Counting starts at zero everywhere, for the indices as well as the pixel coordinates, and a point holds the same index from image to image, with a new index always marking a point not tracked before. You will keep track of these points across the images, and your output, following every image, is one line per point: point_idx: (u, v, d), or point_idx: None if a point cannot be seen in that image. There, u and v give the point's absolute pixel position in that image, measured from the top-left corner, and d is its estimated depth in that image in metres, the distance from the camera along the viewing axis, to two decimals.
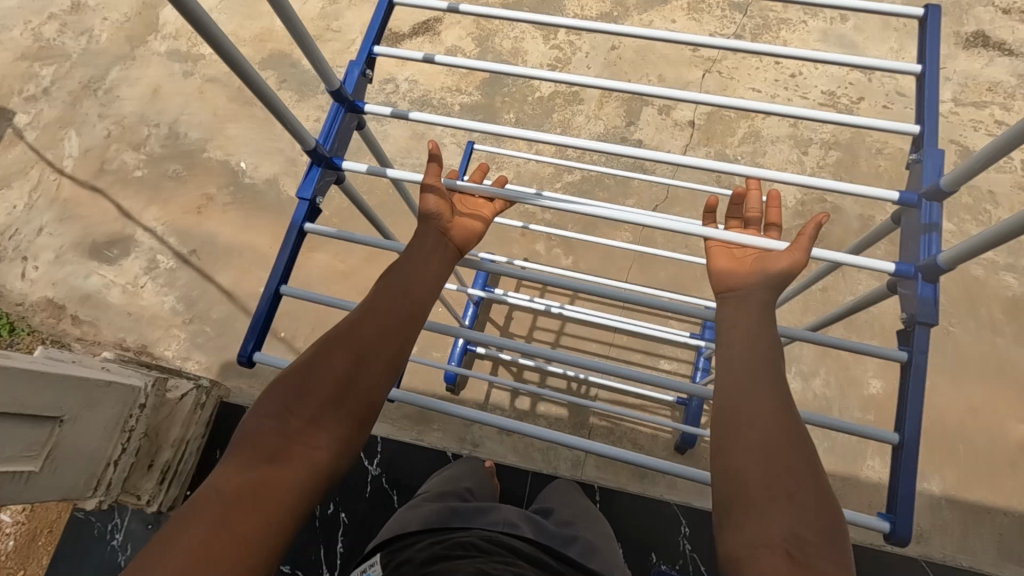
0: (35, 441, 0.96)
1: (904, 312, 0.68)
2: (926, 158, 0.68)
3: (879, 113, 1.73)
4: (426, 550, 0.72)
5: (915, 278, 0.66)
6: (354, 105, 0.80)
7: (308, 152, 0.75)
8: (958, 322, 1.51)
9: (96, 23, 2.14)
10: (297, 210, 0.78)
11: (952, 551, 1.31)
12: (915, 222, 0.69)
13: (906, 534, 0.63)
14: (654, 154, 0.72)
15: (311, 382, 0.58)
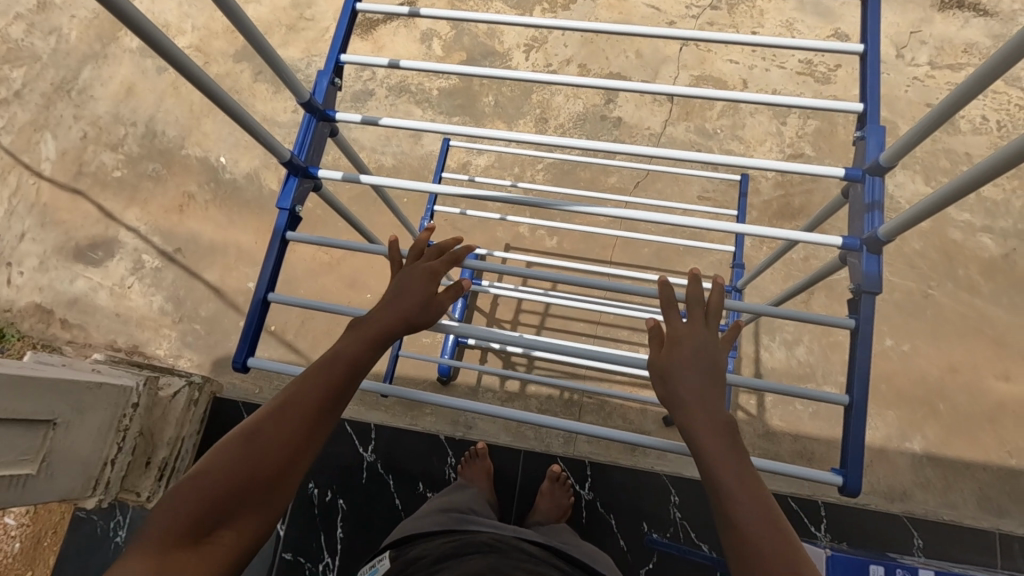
0: (30, 446, 0.97)
1: (852, 282, 0.72)
2: (869, 135, 0.71)
3: (856, 80, 1.73)
4: (439, 549, 0.81)
5: (860, 251, 0.70)
6: (326, 114, 0.80)
7: (283, 163, 0.76)
8: (937, 284, 1.53)
9: (64, 22, 2.10)
10: (279, 221, 0.79)
11: (934, 506, 1.36)
12: (859, 199, 0.72)
13: (856, 487, 0.66)
14: (613, 146, 0.79)
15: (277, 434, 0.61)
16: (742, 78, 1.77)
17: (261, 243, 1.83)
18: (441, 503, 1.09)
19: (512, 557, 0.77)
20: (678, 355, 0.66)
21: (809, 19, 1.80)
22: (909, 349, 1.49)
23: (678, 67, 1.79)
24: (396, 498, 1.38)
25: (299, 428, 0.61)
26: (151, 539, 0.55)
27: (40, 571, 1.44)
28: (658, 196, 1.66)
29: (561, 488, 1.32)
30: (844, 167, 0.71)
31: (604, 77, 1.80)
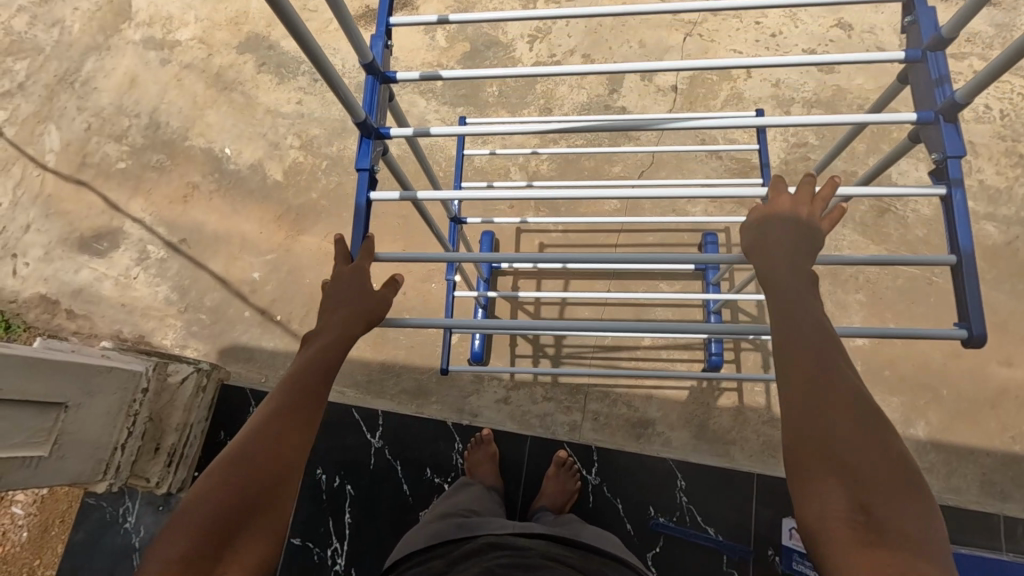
0: (40, 427, 1.00)
1: (932, 153, 0.72)
2: (921, 17, 0.73)
3: (859, 69, 1.73)
4: (438, 564, 0.81)
5: (936, 123, 0.70)
6: (387, 76, 0.80)
7: (358, 125, 0.76)
8: (940, 271, 1.54)
9: (67, 13, 2.10)
10: (360, 182, 0.78)
11: (937, 491, 1.37)
12: (924, 78, 0.73)
13: (981, 334, 0.70)
14: (648, 65, 0.77)
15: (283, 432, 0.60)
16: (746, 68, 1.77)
17: (264, 233, 1.82)
18: (442, 508, 1.08)
19: (518, 556, 0.78)
20: (772, 244, 0.65)
21: (812, 9, 1.80)
22: (913, 336, 1.50)
23: (682, 57, 1.79)
24: (404, 484, 1.38)
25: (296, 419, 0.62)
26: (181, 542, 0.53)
27: (47, 560, 1.44)
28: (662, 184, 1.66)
29: (567, 473, 1.33)
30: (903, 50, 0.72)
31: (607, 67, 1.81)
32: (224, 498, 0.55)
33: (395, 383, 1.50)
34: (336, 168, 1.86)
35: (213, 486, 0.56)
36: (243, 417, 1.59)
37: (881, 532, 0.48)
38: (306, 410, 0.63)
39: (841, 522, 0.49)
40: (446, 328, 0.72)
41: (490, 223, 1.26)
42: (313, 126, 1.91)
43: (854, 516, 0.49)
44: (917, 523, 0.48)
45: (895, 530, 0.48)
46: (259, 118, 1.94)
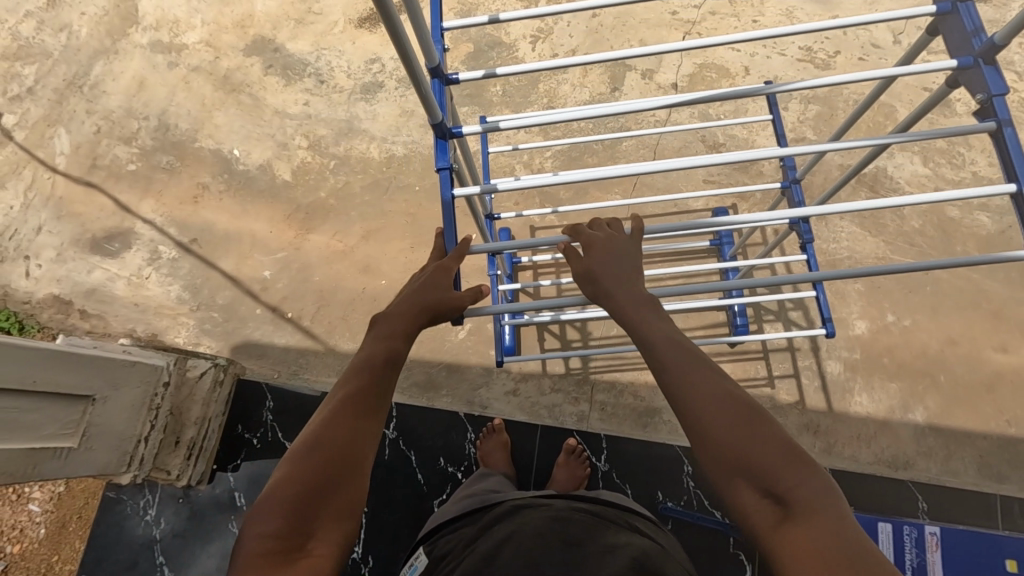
0: (70, 420, 1.04)
1: (976, 95, 0.76)
2: None
3: (855, 66, 1.77)
4: (469, 531, 0.85)
5: (977, 66, 0.75)
6: (450, 78, 0.83)
7: (434, 127, 0.80)
8: (936, 261, 1.58)
9: (74, 18, 2.13)
10: (444, 181, 0.82)
11: (936, 474, 1.41)
12: (958, 28, 0.78)
13: None
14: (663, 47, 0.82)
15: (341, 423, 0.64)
16: (744, 66, 1.81)
17: (275, 232, 1.85)
18: (464, 492, 1.14)
19: (543, 512, 0.82)
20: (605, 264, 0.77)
21: (808, 7, 1.84)
22: (910, 324, 1.54)
23: (681, 55, 1.83)
24: (418, 473, 1.42)
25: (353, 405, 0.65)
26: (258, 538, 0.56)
27: (66, 555, 1.47)
28: (663, 181, 1.71)
29: (577, 460, 1.37)
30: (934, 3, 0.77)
31: (609, 66, 1.85)
32: (295, 488, 0.58)
33: (406, 377, 1.54)
34: (343, 168, 1.90)
35: (286, 477, 0.60)
36: (259, 411, 1.63)
37: (790, 508, 0.54)
38: (370, 400, 0.66)
39: (750, 509, 0.56)
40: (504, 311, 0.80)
41: (522, 215, 1.29)
42: (321, 127, 1.95)
43: (762, 500, 0.56)
44: (817, 489, 0.55)
45: (799, 497, 0.55)
46: (266, 120, 1.97)
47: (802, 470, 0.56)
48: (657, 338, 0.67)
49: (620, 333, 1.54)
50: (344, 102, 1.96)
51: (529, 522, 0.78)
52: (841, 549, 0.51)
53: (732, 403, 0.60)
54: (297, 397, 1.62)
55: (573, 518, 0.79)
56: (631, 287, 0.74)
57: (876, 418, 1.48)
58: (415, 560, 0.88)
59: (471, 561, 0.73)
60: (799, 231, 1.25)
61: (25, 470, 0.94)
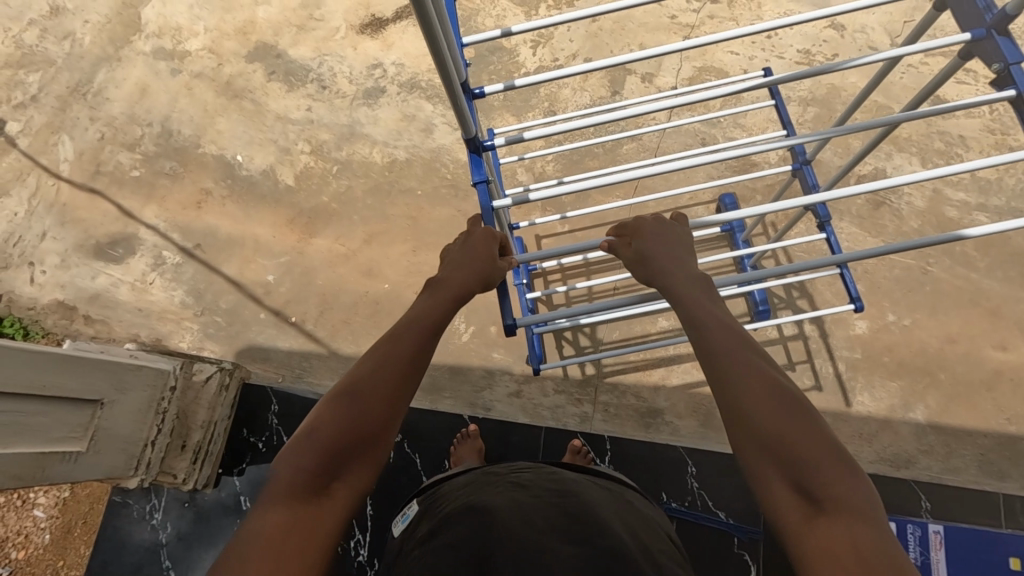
0: (78, 424, 1.05)
1: (994, 63, 0.77)
2: None
3: (853, 68, 1.79)
4: (461, 482, 0.89)
5: (991, 37, 0.77)
6: (476, 93, 0.84)
7: (467, 142, 0.84)
8: (936, 261, 1.59)
9: (77, 26, 2.15)
10: (482, 194, 0.86)
11: (937, 471, 1.42)
12: (967, 5, 0.80)
13: None
14: (663, 47, 0.83)
15: (370, 398, 0.70)
16: (743, 69, 1.82)
17: (278, 237, 1.86)
18: None
19: (535, 471, 0.86)
20: (649, 255, 0.83)
21: (806, 10, 1.85)
22: (910, 324, 1.55)
23: (681, 59, 1.85)
24: (423, 475, 1.43)
25: (390, 386, 0.71)
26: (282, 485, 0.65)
27: (70, 560, 1.48)
28: (664, 183, 1.72)
29: (582, 461, 1.37)
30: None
31: (609, 70, 1.86)
32: (321, 447, 0.67)
33: None
34: (346, 172, 1.91)
35: (314, 434, 0.68)
36: (264, 415, 1.64)
37: (826, 504, 0.58)
38: (402, 380, 0.72)
39: (784, 503, 0.60)
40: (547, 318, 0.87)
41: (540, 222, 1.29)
42: (323, 131, 1.96)
43: (798, 493, 0.59)
44: (856, 490, 0.59)
45: (836, 497, 0.58)
46: (269, 125, 1.99)
47: (839, 470, 0.60)
48: (704, 315, 0.73)
49: (620, 337, 1.55)
50: (346, 107, 1.97)
51: (521, 489, 0.79)
52: (866, 545, 0.55)
53: (772, 392, 0.64)
54: (301, 401, 1.63)
55: (564, 484, 0.81)
56: (682, 272, 0.80)
57: (878, 417, 1.49)
58: (408, 510, 0.93)
59: (459, 505, 0.78)
60: (816, 211, 1.27)
61: (33, 473, 0.95)
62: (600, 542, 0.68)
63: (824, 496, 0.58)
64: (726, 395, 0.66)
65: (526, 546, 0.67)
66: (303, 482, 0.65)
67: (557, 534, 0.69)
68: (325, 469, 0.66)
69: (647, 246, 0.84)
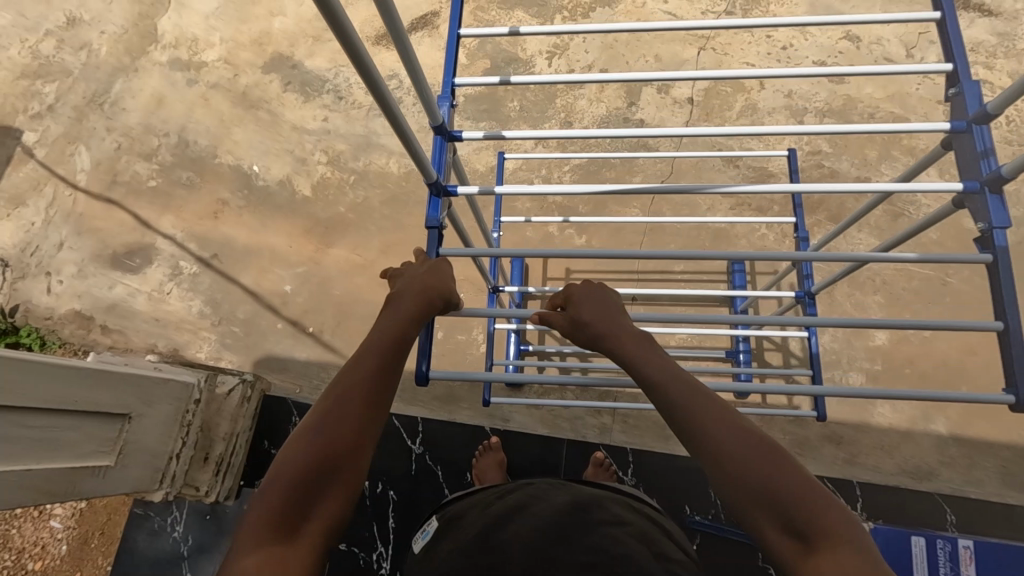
0: (108, 439, 1.05)
1: (980, 221, 0.76)
2: (965, 89, 0.77)
3: (869, 79, 1.79)
4: (478, 501, 0.84)
5: (982, 192, 0.75)
6: (453, 135, 0.87)
7: (428, 185, 0.83)
8: (955, 272, 1.59)
9: (94, 36, 2.16)
10: (431, 239, 0.86)
11: (959, 484, 1.42)
12: (968, 147, 0.77)
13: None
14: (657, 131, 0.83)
15: (338, 427, 0.64)
16: (759, 80, 1.83)
17: (294, 247, 1.87)
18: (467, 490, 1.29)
19: (559, 491, 0.80)
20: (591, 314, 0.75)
21: (821, 22, 1.86)
22: (930, 335, 1.54)
23: (697, 70, 1.86)
24: (445, 488, 1.42)
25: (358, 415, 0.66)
26: (254, 520, 0.60)
27: (88, 571, 1.47)
28: (681, 194, 1.74)
29: (607, 473, 1.35)
30: (948, 121, 0.77)
31: (625, 81, 1.87)
32: (290, 480, 0.61)
33: (427, 390, 1.55)
34: (362, 183, 1.91)
35: (284, 466, 0.63)
36: (284, 426, 1.63)
37: (815, 539, 0.56)
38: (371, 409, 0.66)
39: (772, 541, 0.57)
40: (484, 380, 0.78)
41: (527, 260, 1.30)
42: (339, 142, 1.97)
43: (786, 530, 0.57)
44: (844, 522, 0.57)
45: (826, 531, 0.56)
46: (285, 135, 1.99)
47: (815, 493, 0.58)
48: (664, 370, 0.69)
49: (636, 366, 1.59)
50: (362, 118, 1.98)
51: (541, 504, 0.76)
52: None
53: (733, 425, 0.63)
54: None
55: (585, 501, 0.77)
56: (625, 320, 0.76)
57: (898, 429, 1.48)
58: (426, 527, 0.87)
59: (479, 531, 0.74)
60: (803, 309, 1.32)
61: (64, 489, 0.95)
62: (612, 552, 0.66)
63: (804, 524, 0.56)
64: (697, 440, 0.63)
65: (530, 557, 0.66)
66: (276, 518, 0.60)
67: (561, 542, 0.67)
68: (296, 505, 0.61)
69: (592, 300, 0.77)
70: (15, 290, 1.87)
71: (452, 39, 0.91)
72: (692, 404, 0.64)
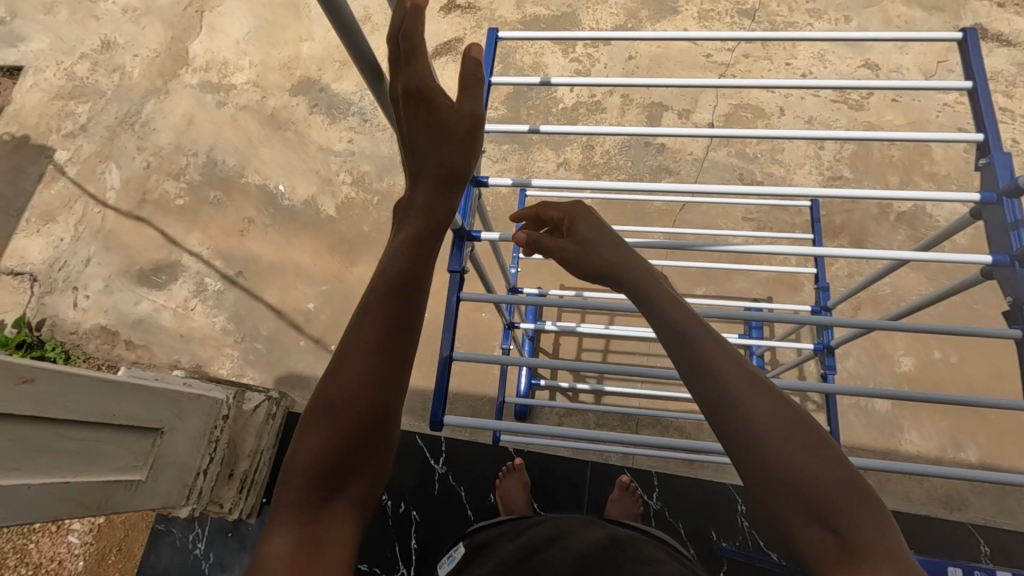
0: (141, 452, 1.05)
1: (1008, 294, 0.74)
2: (995, 161, 0.75)
3: (888, 106, 1.82)
4: (506, 529, 0.83)
5: (1010, 265, 0.72)
6: (479, 181, 0.87)
7: (453, 231, 0.84)
8: (980, 297, 1.59)
9: (127, 59, 2.23)
10: (452, 283, 0.86)
11: (992, 514, 1.40)
12: (996, 218, 0.75)
13: None
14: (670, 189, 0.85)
15: (344, 392, 0.56)
16: (779, 106, 1.86)
17: (319, 264, 1.89)
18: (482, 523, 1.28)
19: (593, 526, 0.79)
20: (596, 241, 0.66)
21: (840, 50, 1.89)
22: (956, 361, 1.53)
23: (717, 96, 1.89)
24: (468, 508, 1.41)
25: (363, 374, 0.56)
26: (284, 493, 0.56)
27: None
28: (703, 217, 1.77)
29: (633, 496, 1.34)
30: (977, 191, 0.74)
31: (646, 106, 1.90)
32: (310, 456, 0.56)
33: (450, 409, 1.59)
34: (386, 203, 1.94)
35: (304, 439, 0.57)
36: None
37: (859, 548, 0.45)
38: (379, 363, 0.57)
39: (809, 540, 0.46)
40: (494, 430, 0.81)
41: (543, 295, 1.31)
42: (364, 163, 2.00)
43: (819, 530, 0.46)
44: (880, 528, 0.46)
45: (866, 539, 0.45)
46: (311, 156, 2.03)
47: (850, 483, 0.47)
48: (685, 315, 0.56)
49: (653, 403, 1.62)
50: (387, 139, 2.02)
51: (575, 536, 0.75)
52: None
53: (757, 385, 0.51)
54: None
55: (621, 537, 0.75)
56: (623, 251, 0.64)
57: (927, 457, 1.46)
58: (451, 552, 0.86)
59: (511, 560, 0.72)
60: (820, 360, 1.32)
61: (99, 503, 0.95)
62: None
63: (839, 520, 0.45)
64: (718, 403, 0.50)
65: None
66: (302, 497, 0.55)
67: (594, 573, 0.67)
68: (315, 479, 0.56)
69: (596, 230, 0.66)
70: (43, 305, 1.90)
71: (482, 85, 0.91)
72: (720, 358, 0.52)
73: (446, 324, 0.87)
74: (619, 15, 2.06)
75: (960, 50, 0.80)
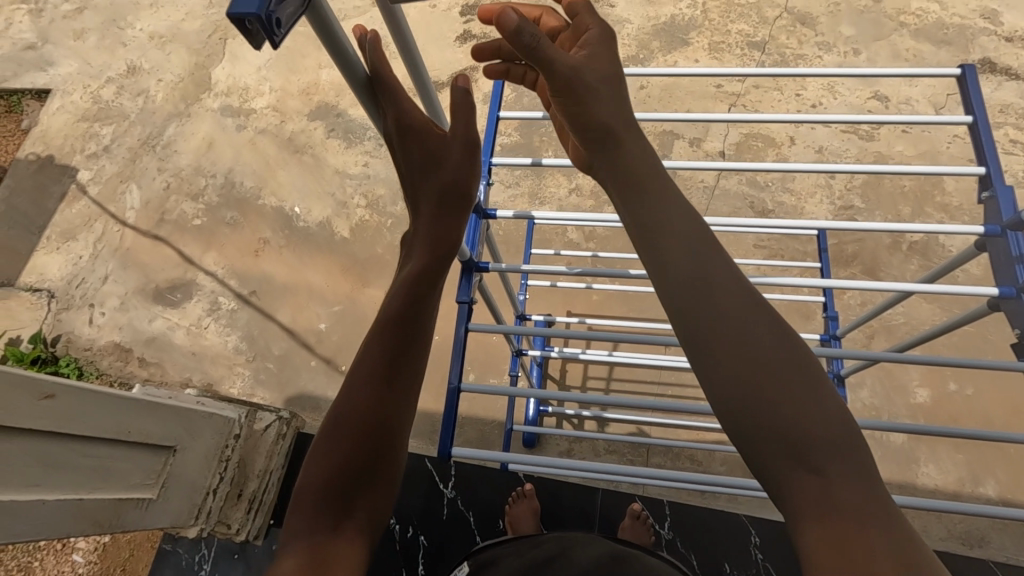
0: (153, 470, 1.06)
1: (1015, 327, 0.74)
2: (999, 195, 0.76)
3: (899, 137, 1.84)
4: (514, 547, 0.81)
5: (1017, 298, 0.73)
6: (487, 214, 0.88)
7: (462, 262, 0.85)
8: (994, 327, 1.58)
9: (152, 84, 2.30)
10: (461, 314, 0.87)
11: (1013, 552, 1.37)
12: (1002, 251, 0.75)
13: None
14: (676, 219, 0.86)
15: (351, 412, 0.57)
16: (790, 135, 1.88)
17: (331, 285, 1.91)
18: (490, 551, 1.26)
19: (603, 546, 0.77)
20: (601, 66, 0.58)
21: (849, 82, 1.92)
22: (972, 393, 1.51)
23: (728, 125, 1.92)
24: (476, 534, 1.39)
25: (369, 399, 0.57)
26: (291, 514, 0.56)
27: None
28: None
29: (644, 526, 1.31)
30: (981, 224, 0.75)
31: (658, 133, 1.92)
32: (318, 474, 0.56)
33: (459, 434, 1.58)
34: (399, 226, 1.97)
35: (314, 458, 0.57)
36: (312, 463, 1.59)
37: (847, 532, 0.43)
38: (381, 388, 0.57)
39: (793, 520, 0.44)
40: (501, 461, 0.82)
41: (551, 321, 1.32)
42: (379, 187, 2.04)
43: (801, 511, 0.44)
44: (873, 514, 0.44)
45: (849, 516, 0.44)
46: (327, 179, 2.07)
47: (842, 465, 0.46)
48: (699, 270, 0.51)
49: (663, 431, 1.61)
50: None
51: (580, 553, 0.75)
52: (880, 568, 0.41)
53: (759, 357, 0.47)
54: None
55: (632, 558, 0.74)
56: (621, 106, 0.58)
57: (945, 491, 1.43)
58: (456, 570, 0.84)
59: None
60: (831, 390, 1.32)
61: (111, 521, 0.95)
62: None
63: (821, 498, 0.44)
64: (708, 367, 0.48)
65: None
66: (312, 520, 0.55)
67: None
68: (322, 498, 0.56)
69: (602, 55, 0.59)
70: (60, 321, 1.93)
71: (492, 120, 0.94)
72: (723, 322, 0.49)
73: (455, 353, 0.87)
74: (631, 45, 2.10)
75: (959, 84, 0.81)
